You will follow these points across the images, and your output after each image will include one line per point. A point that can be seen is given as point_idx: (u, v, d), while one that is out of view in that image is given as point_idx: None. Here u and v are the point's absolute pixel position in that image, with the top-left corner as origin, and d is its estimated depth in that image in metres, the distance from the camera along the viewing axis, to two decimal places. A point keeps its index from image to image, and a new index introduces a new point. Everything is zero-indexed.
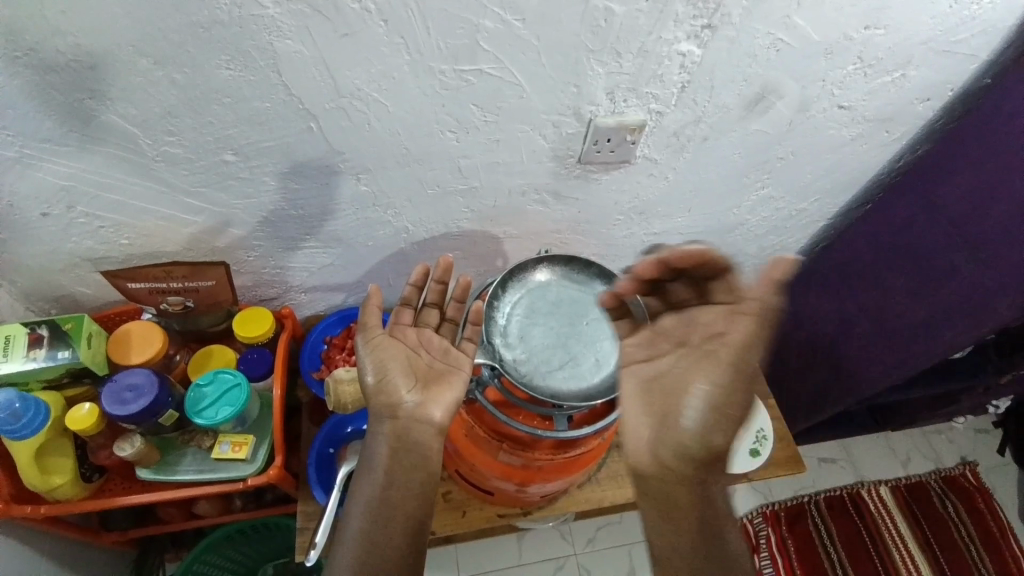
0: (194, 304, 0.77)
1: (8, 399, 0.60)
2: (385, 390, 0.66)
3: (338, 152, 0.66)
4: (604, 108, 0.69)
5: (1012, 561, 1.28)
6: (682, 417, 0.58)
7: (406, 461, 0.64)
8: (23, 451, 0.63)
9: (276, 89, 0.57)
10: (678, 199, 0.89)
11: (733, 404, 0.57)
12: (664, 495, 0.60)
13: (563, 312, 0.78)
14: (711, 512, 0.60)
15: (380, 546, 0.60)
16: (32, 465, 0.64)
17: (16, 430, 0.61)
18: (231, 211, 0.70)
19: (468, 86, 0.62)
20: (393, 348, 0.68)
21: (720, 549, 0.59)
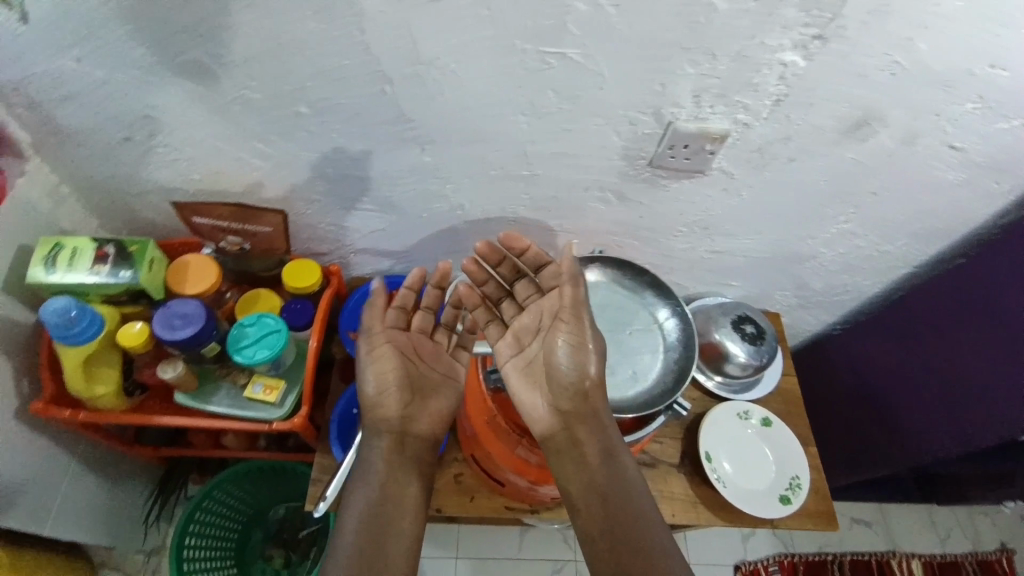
0: (250, 247, 0.79)
1: (67, 306, 0.63)
2: (374, 398, 0.71)
3: (406, 120, 0.65)
4: (687, 111, 0.65)
5: None
6: (556, 373, 0.70)
7: (402, 478, 0.69)
8: (74, 355, 0.66)
9: (357, 47, 0.56)
10: (748, 219, 0.84)
11: (587, 344, 0.69)
12: (567, 442, 0.69)
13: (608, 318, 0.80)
14: (607, 447, 0.67)
15: (377, 550, 0.61)
16: (78, 369, 0.67)
17: (69, 335, 0.64)
18: (297, 162, 0.71)
19: (548, 70, 0.60)
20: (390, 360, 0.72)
21: (618, 476, 0.66)
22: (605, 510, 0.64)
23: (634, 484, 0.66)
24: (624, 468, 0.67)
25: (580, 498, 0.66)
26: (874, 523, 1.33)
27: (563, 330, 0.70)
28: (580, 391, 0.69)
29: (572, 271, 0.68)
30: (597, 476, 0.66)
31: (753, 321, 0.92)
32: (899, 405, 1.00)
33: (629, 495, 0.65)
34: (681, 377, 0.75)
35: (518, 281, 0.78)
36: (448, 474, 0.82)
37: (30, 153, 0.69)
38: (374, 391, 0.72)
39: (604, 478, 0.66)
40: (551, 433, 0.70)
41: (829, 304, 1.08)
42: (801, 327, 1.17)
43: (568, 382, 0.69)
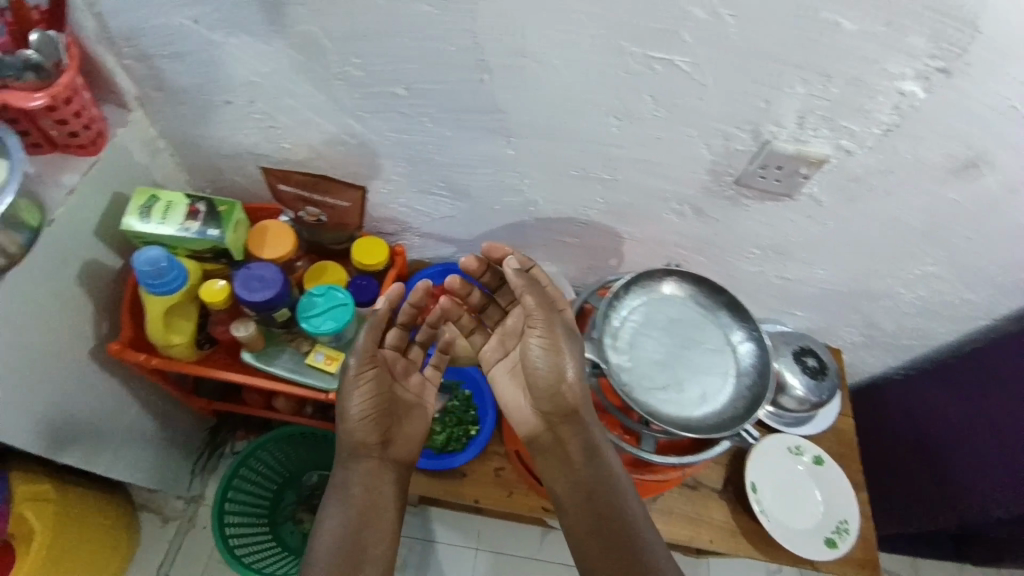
0: (326, 220, 0.81)
1: (157, 256, 0.66)
2: (347, 417, 0.68)
3: (498, 111, 0.65)
4: (787, 131, 0.63)
5: None
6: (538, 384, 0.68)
7: (381, 490, 0.69)
8: (157, 305, 0.69)
9: (465, 34, 0.57)
10: (828, 249, 0.80)
11: (564, 346, 0.67)
12: (555, 451, 0.70)
13: (678, 332, 0.73)
14: (589, 452, 0.68)
15: (358, 550, 0.64)
16: (159, 318, 0.70)
17: (156, 285, 0.67)
18: (383, 141, 0.72)
19: (651, 75, 0.59)
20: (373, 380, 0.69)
21: (601, 475, 0.67)
22: (590, 515, 0.66)
23: (618, 489, 0.67)
24: (609, 473, 0.67)
25: (576, 506, 0.67)
26: None
27: (536, 336, 0.67)
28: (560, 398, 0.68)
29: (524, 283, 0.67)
30: (587, 489, 0.67)
31: (815, 354, 0.88)
32: (960, 462, 0.95)
33: (614, 501, 0.66)
34: (754, 406, 0.69)
35: (500, 288, 0.77)
36: (490, 467, 0.82)
37: (136, 105, 0.72)
38: (347, 410, 0.68)
39: (592, 485, 0.67)
40: (540, 433, 0.71)
41: (895, 347, 1.03)
42: (859, 367, 1.12)
43: (546, 388, 0.68)
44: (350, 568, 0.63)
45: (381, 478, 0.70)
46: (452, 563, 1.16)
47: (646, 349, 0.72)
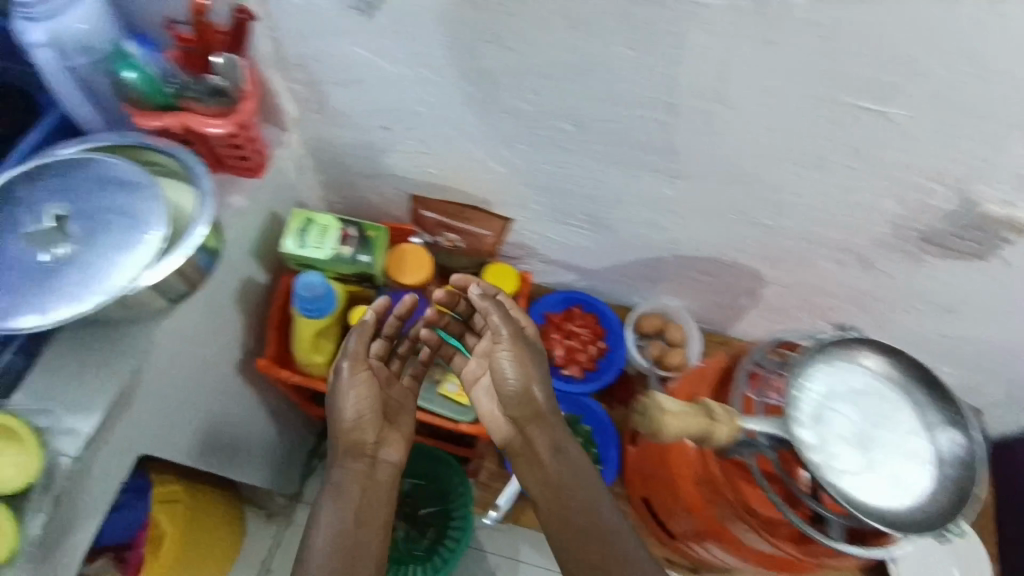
0: (461, 245, 0.82)
1: (317, 282, 0.68)
2: (339, 417, 0.65)
3: (671, 152, 0.61)
4: (1002, 195, 0.56)
5: None
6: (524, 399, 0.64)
7: (377, 495, 0.64)
8: (307, 328, 0.71)
9: (660, 77, 0.53)
10: (1004, 313, 0.73)
11: (532, 363, 0.65)
12: (552, 479, 0.65)
13: (866, 404, 0.59)
14: (576, 480, 0.64)
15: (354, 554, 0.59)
16: (308, 339, 0.72)
17: (311, 309, 0.69)
18: (534, 173, 0.70)
19: (859, 127, 0.53)
20: (360, 385, 0.66)
21: (578, 474, 0.65)
22: (583, 551, 0.60)
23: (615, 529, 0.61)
24: (574, 490, 0.64)
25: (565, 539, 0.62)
26: None
27: (503, 351, 0.65)
28: (532, 415, 0.65)
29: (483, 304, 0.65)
30: (551, 507, 0.64)
31: None
32: None
33: (610, 541, 0.60)
34: (960, 504, 0.56)
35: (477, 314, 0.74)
36: None
37: (292, 126, 0.71)
38: (339, 408, 0.65)
39: (554, 503, 0.64)
40: (511, 446, 0.68)
41: None
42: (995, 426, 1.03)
43: (525, 405, 0.65)
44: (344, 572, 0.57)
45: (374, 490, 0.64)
46: None
47: (834, 425, 0.57)
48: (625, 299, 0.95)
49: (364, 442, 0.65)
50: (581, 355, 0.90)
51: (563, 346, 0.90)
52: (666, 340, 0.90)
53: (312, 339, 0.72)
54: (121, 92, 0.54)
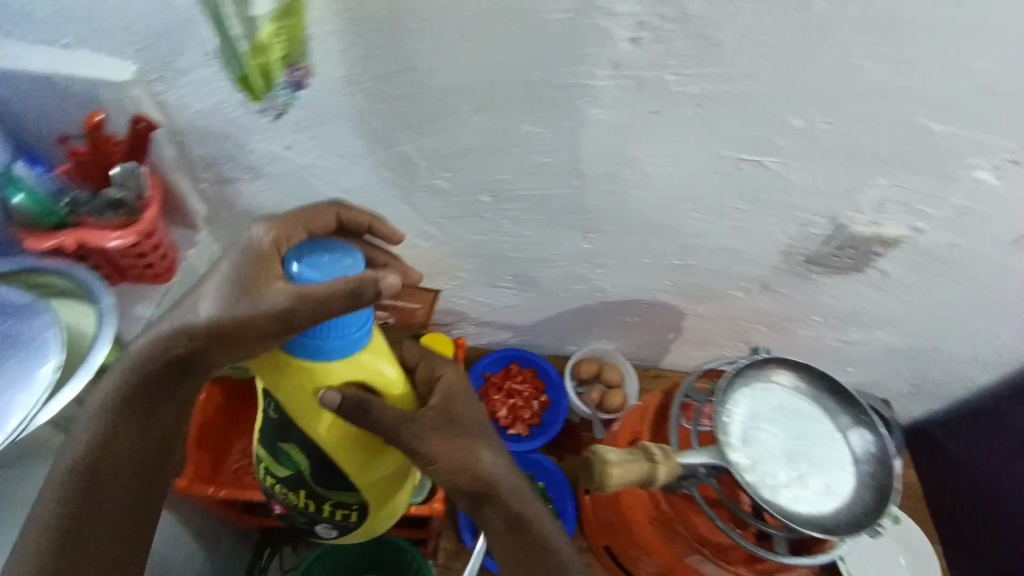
0: (393, 322, 0.79)
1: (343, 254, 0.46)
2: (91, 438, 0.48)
3: (583, 211, 0.66)
4: (864, 217, 0.65)
5: None
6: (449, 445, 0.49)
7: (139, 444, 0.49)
8: (367, 373, 0.50)
9: (563, 147, 0.58)
10: (889, 315, 0.82)
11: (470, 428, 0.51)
12: None
13: (788, 421, 0.59)
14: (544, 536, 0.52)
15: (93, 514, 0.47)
16: (397, 394, 0.51)
17: (343, 338, 0.47)
18: (458, 244, 0.72)
19: (742, 174, 0.60)
20: (230, 328, 0.44)
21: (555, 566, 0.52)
22: None
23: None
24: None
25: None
26: None
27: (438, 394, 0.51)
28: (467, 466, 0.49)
29: (353, 293, 0.43)
30: (509, 555, 0.52)
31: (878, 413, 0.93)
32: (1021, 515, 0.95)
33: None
34: (883, 497, 0.56)
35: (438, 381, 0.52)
36: None
37: (204, 225, 0.69)
38: (88, 430, 0.47)
39: (502, 547, 0.52)
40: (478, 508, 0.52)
41: (941, 394, 1.03)
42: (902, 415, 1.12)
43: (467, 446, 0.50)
44: (80, 530, 0.47)
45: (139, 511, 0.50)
46: None
47: (760, 444, 0.57)
48: (561, 349, 0.97)
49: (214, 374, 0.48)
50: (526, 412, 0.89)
51: (508, 405, 0.90)
52: (604, 383, 0.92)
53: (410, 392, 0.52)
54: (9, 214, 0.53)
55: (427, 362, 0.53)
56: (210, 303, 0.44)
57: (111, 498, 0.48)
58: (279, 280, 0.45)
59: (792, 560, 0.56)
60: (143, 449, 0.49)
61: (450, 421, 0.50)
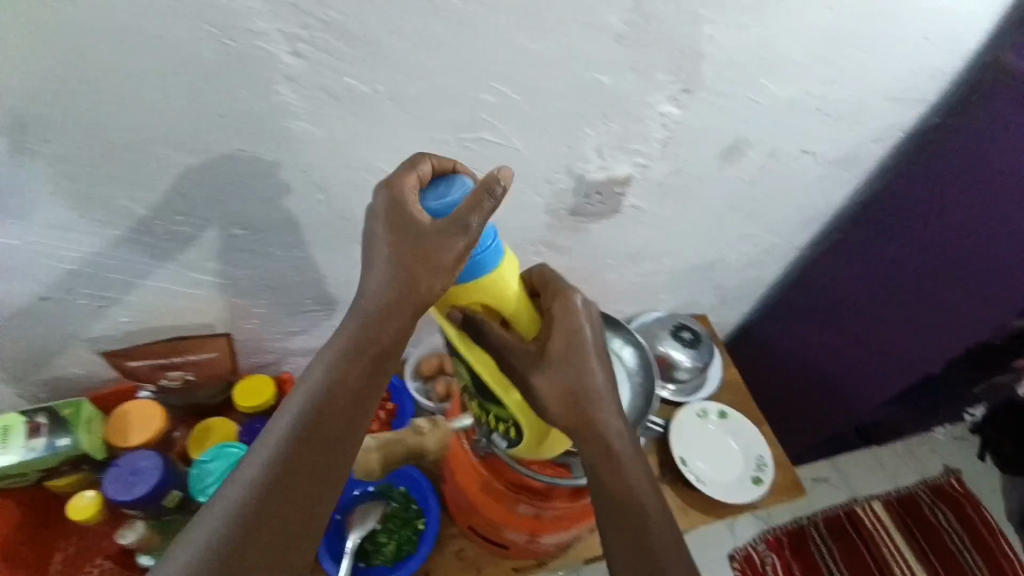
0: (194, 376, 0.79)
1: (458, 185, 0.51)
2: (317, 386, 0.50)
3: (344, 221, 0.68)
4: (593, 164, 0.73)
5: None
6: (554, 359, 0.59)
7: (329, 401, 0.50)
8: (503, 292, 0.56)
9: (286, 165, 0.60)
10: (664, 242, 0.93)
11: (570, 347, 0.60)
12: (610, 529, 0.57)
13: None
14: (612, 458, 0.59)
15: (305, 480, 0.48)
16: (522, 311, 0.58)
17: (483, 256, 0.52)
18: (236, 282, 0.72)
19: (470, 152, 0.65)
20: (382, 326, 0.51)
21: (616, 478, 0.58)
22: (621, 522, 0.56)
23: (645, 501, 0.57)
24: (634, 496, 0.58)
25: (618, 551, 0.55)
26: (833, 478, 1.53)
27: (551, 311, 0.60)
28: (562, 369, 0.59)
29: (482, 209, 0.48)
30: (615, 469, 0.58)
31: (689, 327, 1.06)
32: None
33: (652, 541, 0.55)
34: (650, 400, 0.69)
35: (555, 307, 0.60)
36: (450, 552, 0.84)
37: None
38: (317, 370, 0.50)
39: (598, 465, 0.58)
40: (570, 421, 0.59)
41: (745, 296, 1.18)
42: (727, 323, 1.27)
43: (573, 373, 0.59)
44: (280, 499, 0.46)
45: (314, 496, 0.48)
46: None
47: None
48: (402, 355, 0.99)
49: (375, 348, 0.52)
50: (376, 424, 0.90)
51: None
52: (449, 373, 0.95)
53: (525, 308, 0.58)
54: None
55: (547, 294, 0.61)
56: (379, 283, 0.51)
57: (304, 460, 0.48)
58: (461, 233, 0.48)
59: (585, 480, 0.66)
60: (342, 418, 0.50)
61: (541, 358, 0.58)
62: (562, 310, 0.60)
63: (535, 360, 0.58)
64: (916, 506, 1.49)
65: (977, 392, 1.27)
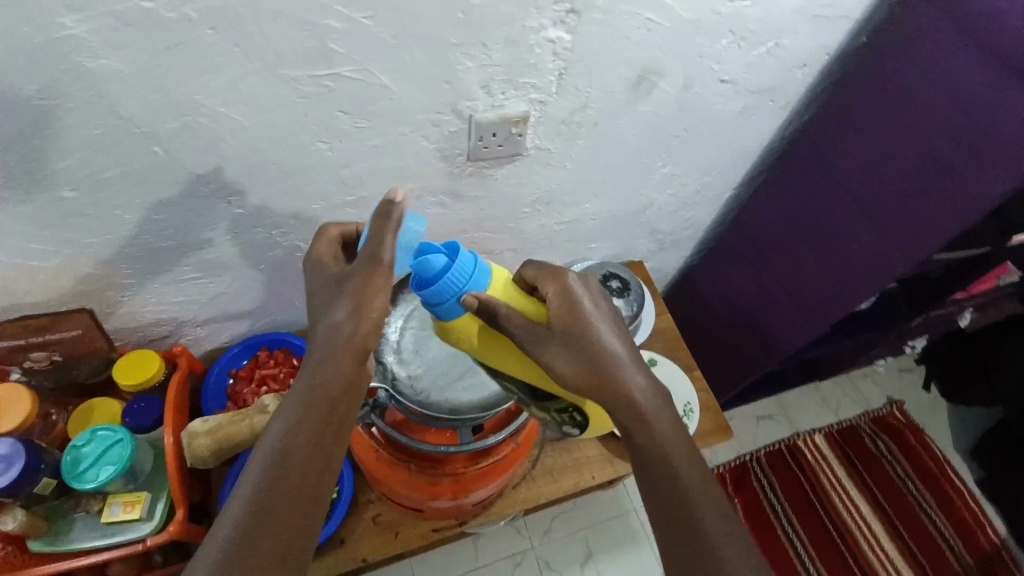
0: (63, 357, 0.74)
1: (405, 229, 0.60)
2: (284, 426, 0.47)
3: (197, 175, 0.61)
4: (482, 102, 0.65)
5: (952, 498, 1.43)
6: (566, 332, 0.55)
7: (297, 438, 0.46)
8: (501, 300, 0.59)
9: (105, 113, 0.52)
10: (582, 186, 0.87)
11: (581, 319, 0.56)
12: (654, 506, 0.52)
13: None
14: (635, 417, 0.53)
15: (277, 523, 0.43)
16: (530, 303, 0.60)
17: (472, 278, 0.57)
18: (90, 250, 0.65)
19: (329, 92, 0.57)
20: (343, 358, 0.49)
21: (660, 452, 0.52)
22: (664, 507, 0.51)
23: (680, 464, 0.52)
24: (679, 467, 0.52)
25: (665, 521, 0.51)
26: (777, 415, 1.56)
27: (557, 297, 0.57)
28: (582, 342, 0.55)
29: (394, 226, 0.50)
30: (667, 446, 0.52)
31: (618, 275, 1.01)
32: (762, 318, 1.08)
33: (689, 496, 0.50)
34: None
35: (555, 293, 0.57)
36: (366, 519, 0.82)
37: None
38: (283, 411, 0.48)
39: (630, 427, 0.53)
40: (599, 392, 0.54)
41: (681, 240, 1.14)
42: (666, 268, 1.23)
43: (586, 338, 0.55)
44: (253, 544, 0.42)
45: (294, 540, 0.44)
46: None
47: (431, 356, 0.70)
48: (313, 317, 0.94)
49: (338, 380, 0.49)
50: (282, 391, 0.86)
51: (259, 394, 0.86)
52: None
53: (528, 297, 0.60)
54: None
55: (542, 279, 0.59)
56: (342, 311, 0.50)
57: (280, 503, 0.44)
58: (385, 259, 0.51)
59: (474, 443, 0.68)
60: (311, 456, 0.46)
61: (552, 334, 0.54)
62: (558, 289, 0.57)
63: (542, 340, 0.54)
64: (858, 438, 1.51)
65: (916, 325, 1.27)
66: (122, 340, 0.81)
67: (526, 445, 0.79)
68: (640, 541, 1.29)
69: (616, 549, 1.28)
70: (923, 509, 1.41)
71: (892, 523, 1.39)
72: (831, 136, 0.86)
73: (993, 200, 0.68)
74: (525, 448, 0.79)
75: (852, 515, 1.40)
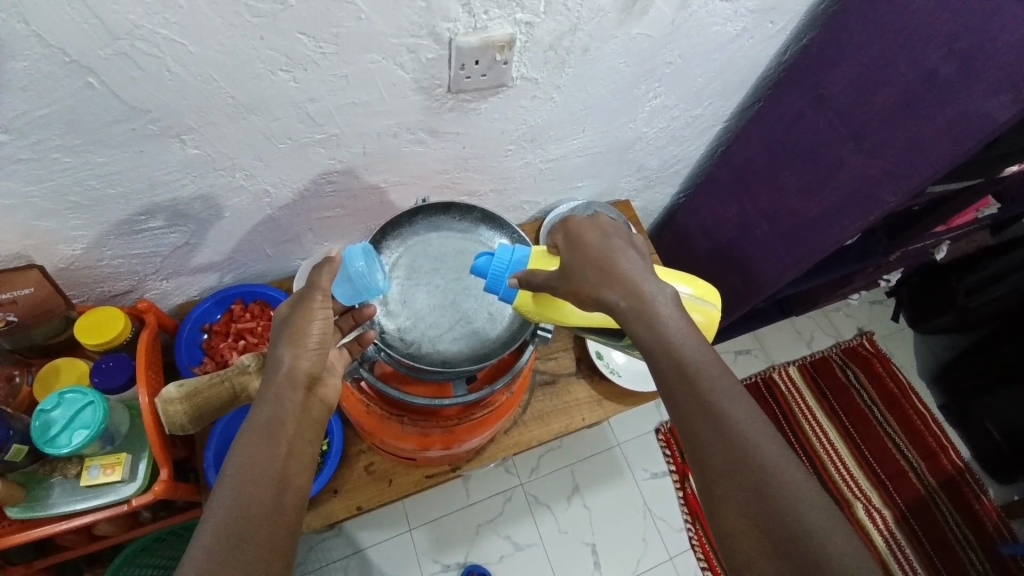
0: (18, 317, 0.68)
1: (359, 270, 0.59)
2: (241, 466, 0.47)
3: (141, 111, 0.54)
4: (463, 23, 0.59)
5: (915, 420, 1.52)
6: (578, 259, 0.57)
7: (255, 475, 0.47)
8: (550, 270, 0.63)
9: (24, 40, 0.44)
10: (569, 121, 0.82)
11: (582, 243, 0.59)
12: (672, 402, 0.51)
13: (447, 266, 0.71)
14: (637, 307, 0.53)
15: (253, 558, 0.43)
16: None
17: (512, 263, 0.63)
18: (28, 201, 0.58)
19: (285, 10, 0.50)
20: (287, 388, 0.51)
21: (668, 346, 0.51)
22: (681, 399, 0.50)
23: (688, 352, 0.51)
24: (685, 351, 0.51)
25: (674, 398, 0.51)
26: (754, 349, 1.59)
27: (562, 239, 0.61)
28: (593, 258, 0.57)
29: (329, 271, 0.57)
30: (674, 340, 0.51)
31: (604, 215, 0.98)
32: (745, 253, 1.07)
33: (701, 386, 0.50)
34: None
35: (561, 237, 0.61)
36: (359, 468, 0.81)
37: None
38: (236, 453, 0.48)
39: (635, 327, 0.52)
40: (616, 308, 0.54)
41: (668, 176, 1.10)
42: (651, 206, 1.20)
43: (600, 254, 0.57)
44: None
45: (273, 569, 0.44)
46: (382, 556, 1.19)
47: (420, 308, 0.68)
48: (284, 267, 0.89)
49: (286, 410, 0.51)
50: (259, 346, 0.83)
51: (236, 348, 0.83)
52: None
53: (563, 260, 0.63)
54: None
55: (554, 233, 0.63)
56: (283, 347, 0.53)
57: (254, 537, 0.44)
58: (320, 291, 0.56)
59: (467, 396, 0.67)
60: (274, 485, 0.47)
61: (564, 271, 0.58)
62: (564, 233, 0.61)
63: (570, 273, 0.57)
64: (830, 369, 1.57)
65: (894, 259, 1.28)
66: (80, 297, 0.75)
67: (519, 393, 0.78)
68: (625, 473, 1.35)
69: (602, 481, 1.33)
70: (886, 432, 1.50)
71: (858, 446, 1.48)
72: (831, 59, 0.81)
73: (994, 125, 0.65)
74: (518, 395, 0.78)
75: (822, 440, 1.47)
